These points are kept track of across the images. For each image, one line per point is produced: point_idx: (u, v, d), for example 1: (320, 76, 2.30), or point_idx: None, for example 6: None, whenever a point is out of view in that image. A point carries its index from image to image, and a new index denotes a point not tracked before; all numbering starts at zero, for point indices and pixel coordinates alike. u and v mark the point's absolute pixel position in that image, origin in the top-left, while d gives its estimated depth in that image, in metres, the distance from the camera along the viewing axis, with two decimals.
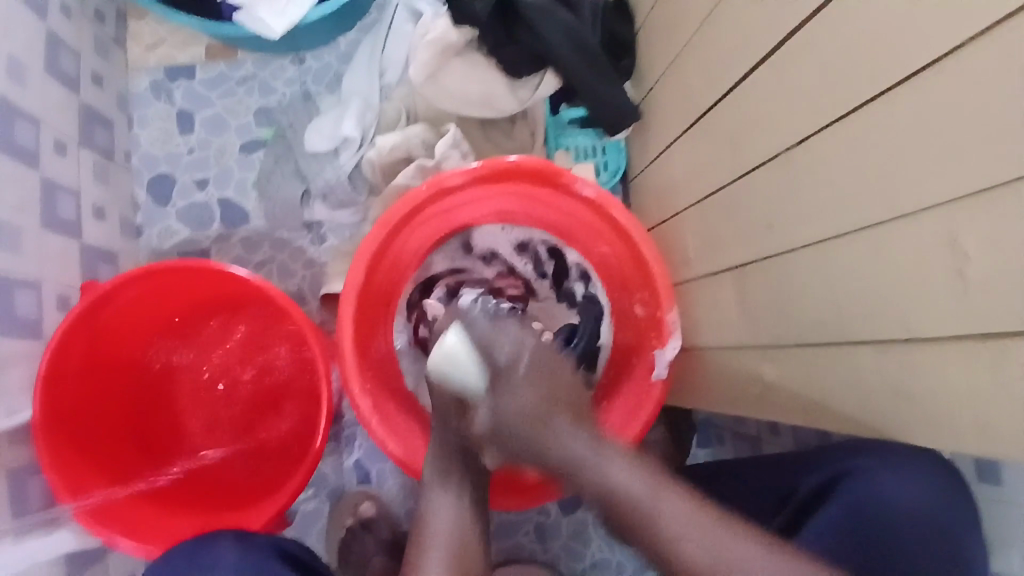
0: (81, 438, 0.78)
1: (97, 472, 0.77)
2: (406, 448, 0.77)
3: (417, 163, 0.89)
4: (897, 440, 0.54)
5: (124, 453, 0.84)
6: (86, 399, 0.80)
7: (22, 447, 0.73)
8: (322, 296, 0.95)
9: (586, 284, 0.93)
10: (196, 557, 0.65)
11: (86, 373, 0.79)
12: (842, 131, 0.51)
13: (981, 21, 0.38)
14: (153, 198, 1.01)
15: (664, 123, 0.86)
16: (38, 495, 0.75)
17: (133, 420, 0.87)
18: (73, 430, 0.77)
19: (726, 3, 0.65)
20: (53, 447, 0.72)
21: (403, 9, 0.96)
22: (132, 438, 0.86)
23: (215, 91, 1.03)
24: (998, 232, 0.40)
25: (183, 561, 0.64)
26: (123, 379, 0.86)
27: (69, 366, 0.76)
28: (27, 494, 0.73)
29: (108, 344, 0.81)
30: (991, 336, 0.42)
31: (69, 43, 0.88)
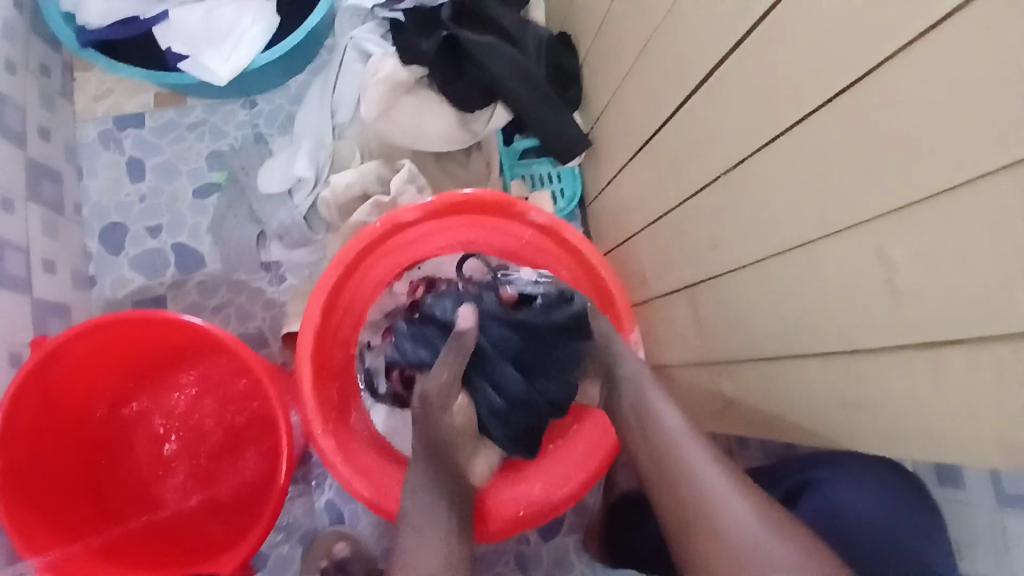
0: (36, 501, 0.75)
1: (55, 533, 0.74)
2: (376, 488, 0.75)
3: (374, 200, 0.90)
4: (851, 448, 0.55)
5: (82, 514, 0.80)
6: (38, 460, 0.76)
7: None
8: (284, 337, 0.94)
9: None
10: None
11: (38, 433, 0.76)
12: (775, 150, 0.53)
13: (886, 49, 0.41)
14: (105, 247, 0.99)
15: (613, 147, 0.88)
16: None
17: (88, 479, 0.84)
18: (28, 492, 0.74)
19: (661, 34, 0.68)
20: (6, 512, 0.69)
21: (352, 50, 0.97)
22: (88, 499, 0.82)
23: (165, 138, 1.03)
24: (919, 242, 0.42)
25: None
26: (75, 436, 0.83)
27: (21, 426, 0.73)
28: None
29: (60, 401, 0.78)
30: (928, 340, 0.43)
31: (13, 97, 0.86)
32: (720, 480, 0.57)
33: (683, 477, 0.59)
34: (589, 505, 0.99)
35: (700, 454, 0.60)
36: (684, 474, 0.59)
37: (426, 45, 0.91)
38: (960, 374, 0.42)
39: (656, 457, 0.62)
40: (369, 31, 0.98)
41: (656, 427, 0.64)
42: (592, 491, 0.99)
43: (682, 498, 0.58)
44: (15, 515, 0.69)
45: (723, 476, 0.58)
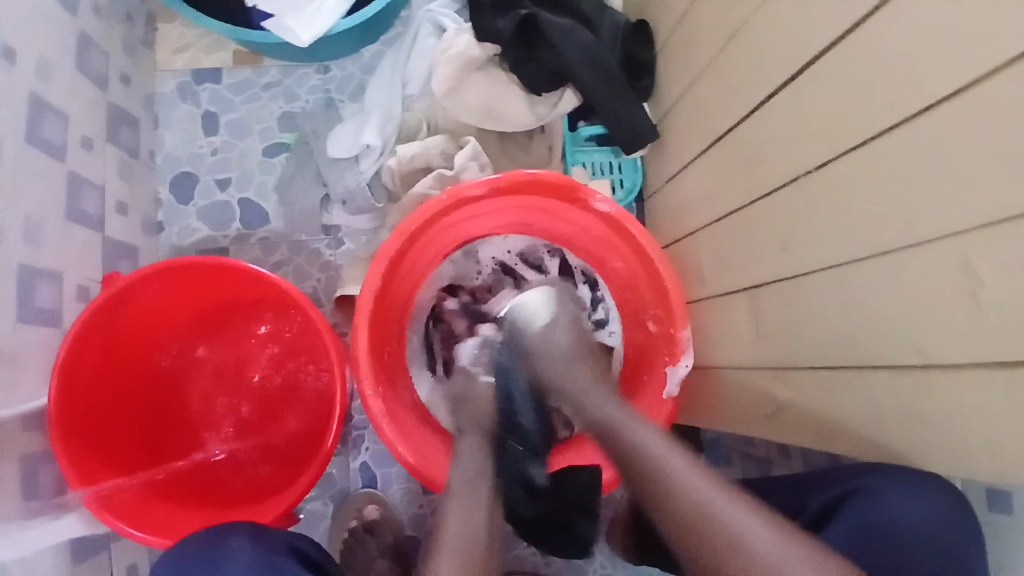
0: (95, 431, 0.79)
1: (108, 465, 0.78)
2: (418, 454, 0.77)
3: (436, 173, 0.91)
4: (915, 461, 0.55)
5: (134, 449, 0.84)
6: (100, 392, 0.81)
7: (37, 436, 0.74)
8: (337, 299, 0.97)
9: (591, 287, 0.95)
10: (211, 556, 0.64)
11: (102, 366, 0.80)
12: (859, 156, 0.53)
13: (994, 56, 0.40)
14: (175, 196, 1.03)
15: (682, 142, 0.87)
16: (44, 488, 0.74)
17: (145, 415, 0.88)
18: (87, 422, 0.78)
19: (746, 31, 0.67)
20: (65, 440, 0.73)
21: (428, 24, 0.99)
22: (143, 435, 0.87)
23: (240, 95, 1.06)
24: (1010, 258, 0.41)
25: (199, 559, 0.64)
26: (137, 373, 0.87)
27: (88, 357, 0.77)
28: (39, 484, 0.73)
29: (124, 339, 0.82)
30: (1008, 359, 0.43)
31: (98, 43, 0.90)
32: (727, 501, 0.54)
33: (670, 496, 0.56)
34: (618, 497, 0.99)
35: (688, 467, 0.59)
36: (675, 492, 0.56)
37: (503, 24, 0.91)
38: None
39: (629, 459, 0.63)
40: (445, 6, 1.00)
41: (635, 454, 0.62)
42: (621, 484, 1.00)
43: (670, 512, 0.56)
44: (70, 444, 0.73)
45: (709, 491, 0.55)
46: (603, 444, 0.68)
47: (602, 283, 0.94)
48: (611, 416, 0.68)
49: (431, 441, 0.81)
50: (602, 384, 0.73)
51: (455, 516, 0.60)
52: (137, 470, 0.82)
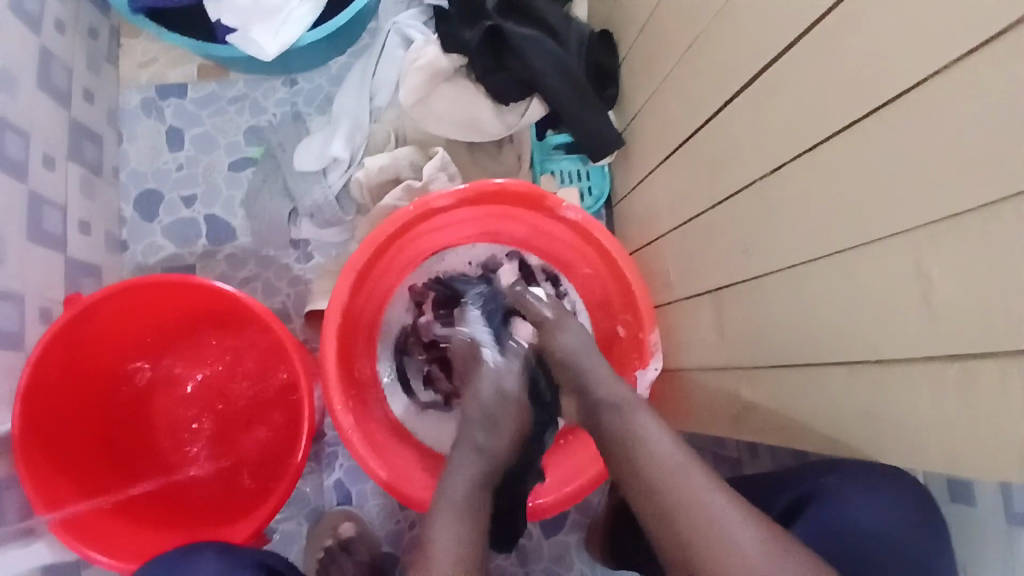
0: (59, 455, 0.76)
1: (73, 490, 0.76)
2: (390, 468, 0.76)
3: (405, 184, 0.91)
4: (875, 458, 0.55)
5: (100, 472, 0.82)
6: (63, 414, 0.78)
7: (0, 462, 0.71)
8: (307, 314, 0.96)
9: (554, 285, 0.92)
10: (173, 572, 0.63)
11: (64, 388, 0.78)
12: (813, 160, 0.54)
13: (939, 61, 0.41)
14: (140, 213, 1.01)
15: (647, 149, 0.88)
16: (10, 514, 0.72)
17: (109, 437, 0.86)
18: (51, 446, 0.75)
19: (705, 39, 0.69)
20: (26, 464, 0.70)
21: (395, 35, 0.99)
22: (108, 457, 0.84)
23: (205, 109, 1.04)
24: (956, 258, 0.42)
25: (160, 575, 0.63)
26: (101, 394, 0.85)
27: (49, 380, 0.75)
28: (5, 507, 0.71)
29: (87, 360, 0.80)
30: (955, 355, 0.44)
31: (62, 59, 0.88)
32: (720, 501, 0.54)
33: (663, 491, 0.57)
34: (595, 504, 0.99)
35: (689, 468, 0.58)
36: (670, 487, 0.57)
37: (470, 35, 0.92)
38: (990, 393, 0.42)
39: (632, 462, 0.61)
40: (413, 17, 0.99)
41: (641, 452, 0.60)
42: (598, 491, 0.99)
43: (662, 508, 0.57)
44: (32, 470, 0.71)
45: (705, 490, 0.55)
46: (601, 435, 0.65)
47: (566, 281, 0.92)
48: (622, 422, 0.63)
49: (405, 456, 0.80)
50: (603, 362, 0.69)
51: (444, 530, 0.59)
52: (103, 494, 0.79)
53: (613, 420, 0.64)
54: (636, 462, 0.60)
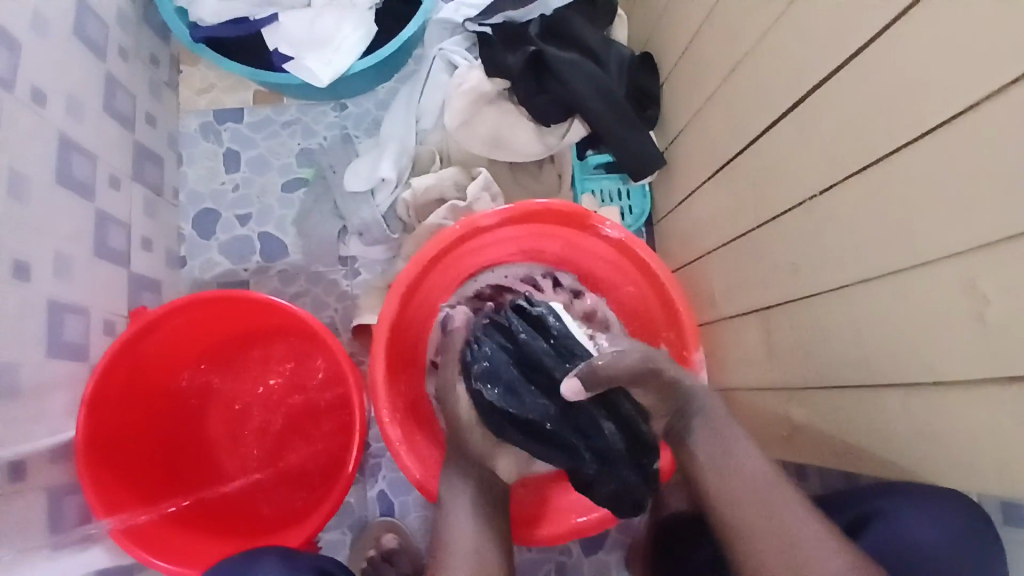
0: (119, 461, 0.80)
1: (132, 495, 0.79)
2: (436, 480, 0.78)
3: (450, 205, 0.94)
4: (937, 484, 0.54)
5: (157, 478, 0.85)
6: (125, 422, 0.82)
7: (61, 467, 0.75)
8: (354, 329, 0.99)
9: None
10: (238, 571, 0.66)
11: (129, 398, 0.82)
12: (861, 180, 0.54)
13: (995, 80, 0.41)
14: (197, 231, 1.06)
15: (689, 168, 0.89)
16: (68, 520, 0.75)
17: (166, 444, 0.89)
18: (112, 453, 0.79)
19: (748, 61, 0.70)
20: (91, 469, 0.74)
21: (440, 61, 1.03)
22: (165, 464, 0.88)
23: (260, 133, 1.10)
24: (1016, 277, 0.42)
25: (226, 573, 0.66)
26: (161, 404, 0.89)
27: (115, 389, 0.79)
28: (63, 515, 0.74)
29: (149, 370, 0.84)
30: (1017, 376, 0.43)
31: (125, 85, 0.95)
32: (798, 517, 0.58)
33: (740, 501, 0.62)
34: (636, 524, 0.98)
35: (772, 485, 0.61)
36: (751, 499, 0.61)
37: (512, 60, 0.95)
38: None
39: (721, 486, 0.64)
40: (458, 44, 1.03)
41: (727, 467, 0.64)
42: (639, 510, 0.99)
43: (738, 518, 0.61)
44: (96, 476, 0.75)
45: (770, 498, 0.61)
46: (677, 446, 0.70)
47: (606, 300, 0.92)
48: (711, 434, 0.67)
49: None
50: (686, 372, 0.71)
51: (460, 528, 0.67)
52: (160, 499, 0.83)
53: (694, 430, 0.68)
54: (720, 477, 0.64)
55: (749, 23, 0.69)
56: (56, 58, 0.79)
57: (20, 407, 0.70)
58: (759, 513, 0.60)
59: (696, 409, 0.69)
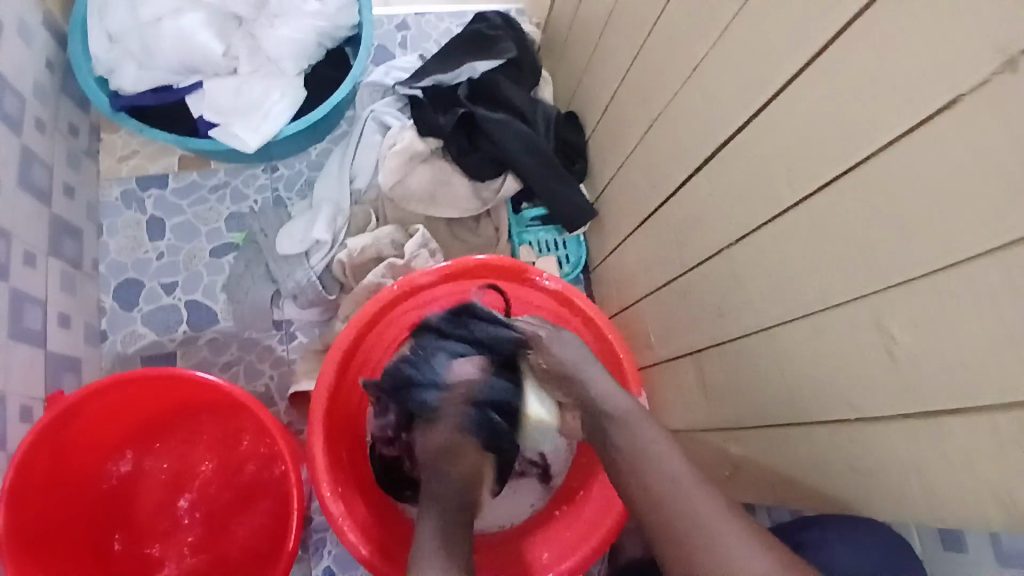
0: (40, 558, 0.72)
1: None
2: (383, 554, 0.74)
3: (388, 263, 0.94)
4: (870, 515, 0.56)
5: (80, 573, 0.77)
6: (47, 513, 0.74)
7: None
8: (292, 398, 0.95)
9: None
10: None
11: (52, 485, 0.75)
12: (770, 230, 0.58)
13: (881, 133, 0.45)
14: (119, 303, 1.00)
15: (618, 218, 0.93)
16: None
17: (90, 534, 0.81)
18: (34, 551, 0.71)
19: (663, 119, 0.75)
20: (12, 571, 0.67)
21: (373, 122, 1.04)
22: (88, 556, 0.80)
23: (187, 199, 1.06)
24: (916, 316, 0.45)
25: None
26: (85, 488, 0.81)
27: (35, 485, 0.72)
28: None
29: (74, 453, 0.77)
30: (931, 407, 0.46)
31: (42, 157, 0.90)
32: (727, 526, 0.54)
33: (671, 506, 0.57)
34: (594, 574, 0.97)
35: (700, 491, 0.57)
36: (684, 509, 0.56)
37: (443, 120, 0.99)
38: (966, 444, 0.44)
39: (652, 501, 0.59)
40: (390, 105, 1.06)
41: (653, 473, 0.60)
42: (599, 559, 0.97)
43: (653, 524, 0.58)
44: None
45: (682, 463, 0.60)
46: (605, 452, 0.66)
47: None
48: (641, 442, 0.63)
49: (388, 527, 0.79)
50: (596, 368, 0.72)
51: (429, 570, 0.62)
52: None
53: (616, 434, 0.65)
54: (649, 481, 0.60)
55: (664, 83, 0.73)
56: None
57: None
58: (699, 526, 0.55)
59: (621, 422, 0.66)
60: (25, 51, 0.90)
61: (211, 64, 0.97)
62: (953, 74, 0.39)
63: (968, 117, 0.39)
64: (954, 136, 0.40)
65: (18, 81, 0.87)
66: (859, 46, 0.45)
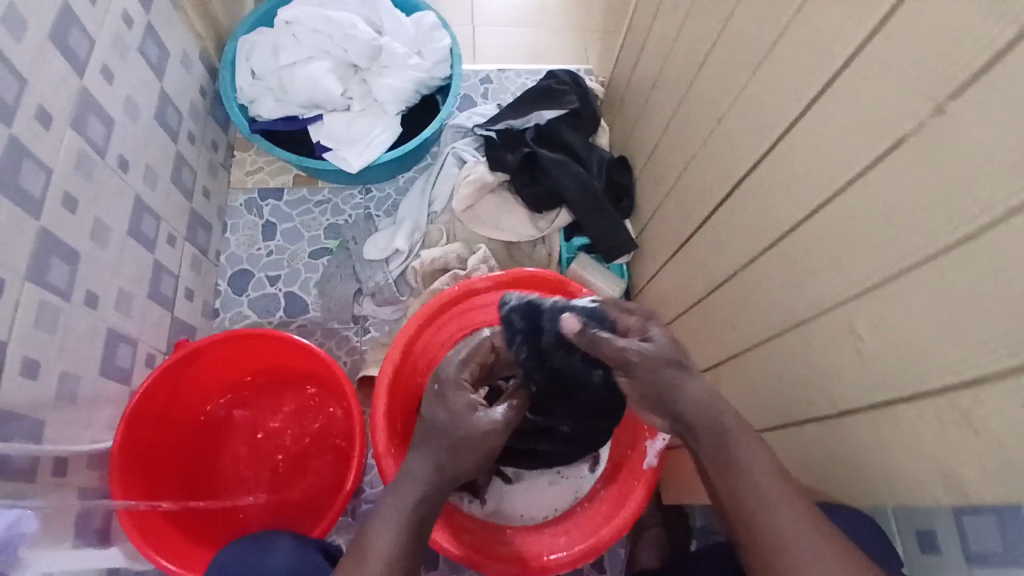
0: (146, 459, 0.88)
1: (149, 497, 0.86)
2: None
3: (452, 273, 1.10)
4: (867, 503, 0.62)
5: (169, 482, 0.92)
6: (156, 436, 0.90)
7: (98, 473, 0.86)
8: (361, 380, 1.11)
9: None
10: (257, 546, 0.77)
11: (162, 414, 0.90)
12: (772, 254, 0.68)
13: (842, 172, 0.55)
14: (232, 288, 1.20)
15: (655, 251, 1.06)
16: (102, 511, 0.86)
17: (186, 449, 0.96)
18: (143, 449, 0.88)
19: (693, 162, 0.87)
20: (124, 463, 0.83)
21: (452, 156, 1.23)
22: (181, 472, 0.95)
23: (296, 210, 1.27)
24: (875, 320, 0.54)
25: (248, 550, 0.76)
26: (188, 413, 0.96)
27: (152, 402, 0.88)
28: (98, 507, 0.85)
29: (188, 390, 0.94)
30: (891, 397, 0.54)
31: (189, 163, 1.13)
32: (784, 509, 0.60)
33: (736, 479, 0.63)
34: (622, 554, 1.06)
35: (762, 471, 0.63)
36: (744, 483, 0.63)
37: (511, 157, 1.15)
38: (1022, 525, 0.45)
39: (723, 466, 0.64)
40: (468, 144, 1.24)
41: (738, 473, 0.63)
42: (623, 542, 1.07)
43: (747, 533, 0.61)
44: (124, 471, 0.83)
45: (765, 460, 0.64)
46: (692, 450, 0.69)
47: None
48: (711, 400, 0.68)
49: None
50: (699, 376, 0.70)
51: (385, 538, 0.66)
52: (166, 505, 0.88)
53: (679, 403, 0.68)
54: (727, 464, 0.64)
55: (697, 129, 0.85)
56: (141, 137, 0.97)
57: (76, 412, 0.83)
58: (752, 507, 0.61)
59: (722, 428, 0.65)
60: (186, 80, 1.14)
61: (331, 101, 1.20)
62: (895, 114, 0.48)
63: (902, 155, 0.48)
64: (900, 168, 0.48)
65: (181, 101, 1.11)
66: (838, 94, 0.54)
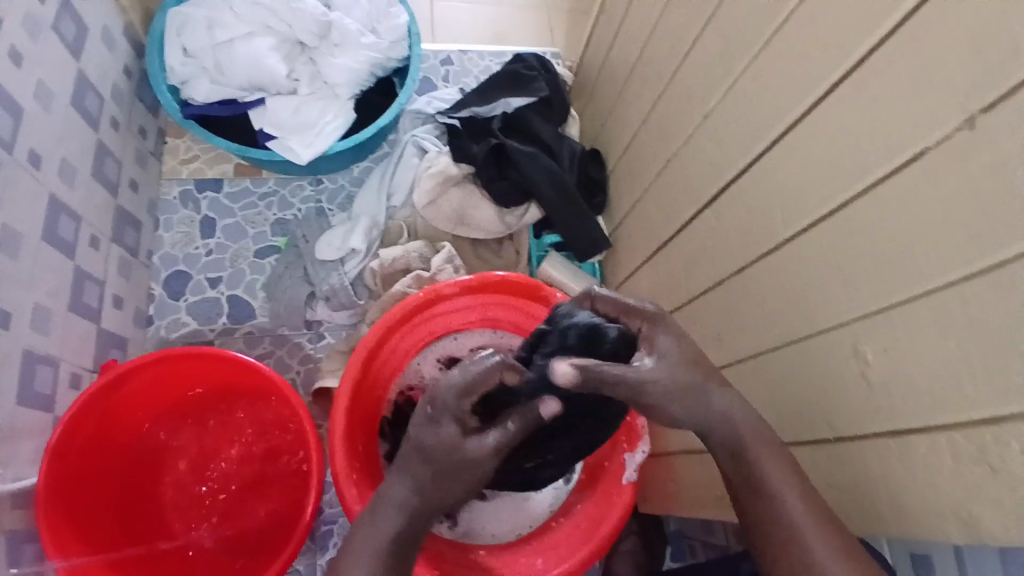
0: (75, 499, 0.77)
1: (82, 543, 0.76)
2: None
3: (415, 274, 1.01)
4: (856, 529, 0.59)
5: (105, 522, 0.81)
6: (86, 471, 0.79)
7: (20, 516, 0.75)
8: (315, 392, 1.02)
9: None
10: None
11: (92, 446, 0.80)
12: (767, 264, 0.64)
13: (859, 182, 0.51)
14: (168, 292, 1.08)
15: (631, 250, 1.01)
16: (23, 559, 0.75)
17: (120, 483, 0.86)
18: (72, 488, 0.77)
19: (676, 160, 0.82)
20: (48, 509, 0.72)
21: (412, 146, 1.13)
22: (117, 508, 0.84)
23: (239, 204, 1.15)
24: (886, 344, 0.51)
25: None
26: (120, 442, 0.85)
27: (79, 434, 0.77)
28: (22, 555, 0.74)
29: (120, 416, 0.84)
30: (897, 426, 0.51)
31: (114, 153, 0.99)
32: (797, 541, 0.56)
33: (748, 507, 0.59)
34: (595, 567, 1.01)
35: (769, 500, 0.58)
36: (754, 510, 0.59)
37: (477, 149, 1.07)
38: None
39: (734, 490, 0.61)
40: (428, 132, 1.15)
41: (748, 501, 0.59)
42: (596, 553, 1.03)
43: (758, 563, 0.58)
44: (50, 518, 0.72)
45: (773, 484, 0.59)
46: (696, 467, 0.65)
47: None
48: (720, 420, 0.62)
49: None
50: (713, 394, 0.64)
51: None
52: (103, 548, 0.79)
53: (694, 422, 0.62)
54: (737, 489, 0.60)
55: (681, 126, 0.80)
56: (55, 125, 0.84)
57: None
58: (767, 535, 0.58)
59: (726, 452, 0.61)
60: (109, 56, 0.99)
61: (275, 83, 1.08)
62: (930, 124, 0.44)
63: (930, 169, 0.44)
64: (924, 183, 0.45)
65: (102, 82, 0.97)
66: (858, 101, 0.50)
